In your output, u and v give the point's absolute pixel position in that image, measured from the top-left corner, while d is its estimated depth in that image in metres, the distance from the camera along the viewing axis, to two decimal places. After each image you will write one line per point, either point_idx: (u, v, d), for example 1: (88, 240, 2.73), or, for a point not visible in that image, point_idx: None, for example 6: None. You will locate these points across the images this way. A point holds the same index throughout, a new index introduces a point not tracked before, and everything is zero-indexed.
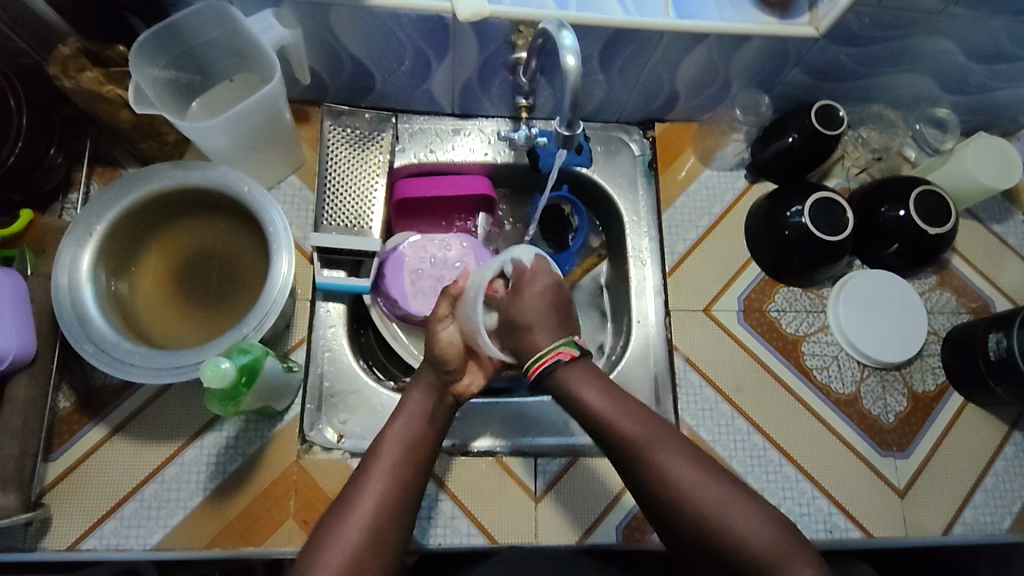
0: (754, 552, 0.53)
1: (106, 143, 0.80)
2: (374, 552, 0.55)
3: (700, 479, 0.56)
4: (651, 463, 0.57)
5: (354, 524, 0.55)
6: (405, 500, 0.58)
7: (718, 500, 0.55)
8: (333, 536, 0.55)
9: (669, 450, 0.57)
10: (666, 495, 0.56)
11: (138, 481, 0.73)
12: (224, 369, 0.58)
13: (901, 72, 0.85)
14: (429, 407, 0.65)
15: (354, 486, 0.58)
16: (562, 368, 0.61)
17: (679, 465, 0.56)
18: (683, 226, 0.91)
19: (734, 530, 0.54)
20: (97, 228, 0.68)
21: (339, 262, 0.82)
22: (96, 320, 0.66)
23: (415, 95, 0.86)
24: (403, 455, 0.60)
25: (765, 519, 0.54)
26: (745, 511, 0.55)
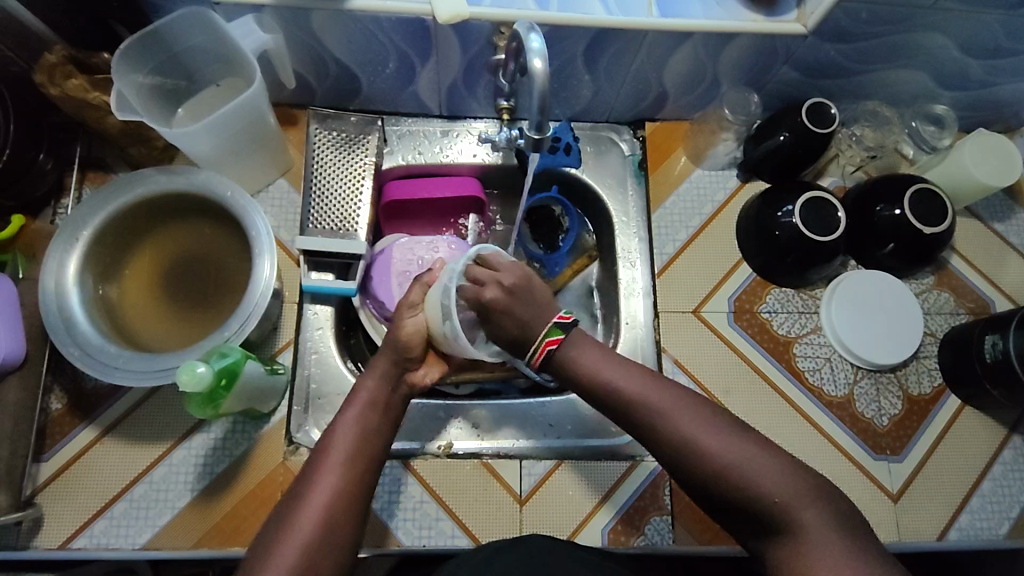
0: (777, 500, 0.55)
1: (97, 148, 0.81)
2: (322, 555, 0.55)
3: (718, 437, 0.58)
4: (671, 428, 0.59)
5: (303, 529, 0.55)
6: (350, 499, 0.57)
7: (739, 456, 0.57)
8: (287, 536, 0.54)
9: (670, 408, 0.60)
10: (688, 457, 0.58)
11: (127, 482, 0.74)
12: (200, 374, 0.58)
13: (896, 68, 0.83)
14: (378, 398, 0.64)
15: (302, 487, 0.57)
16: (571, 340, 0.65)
17: (695, 425, 0.58)
18: (673, 226, 0.90)
19: (756, 483, 0.56)
20: (84, 233, 0.69)
21: (327, 265, 0.83)
22: (82, 324, 0.67)
23: (402, 97, 0.86)
24: (351, 452, 0.59)
25: (783, 471, 0.56)
26: (754, 451, 0.57)
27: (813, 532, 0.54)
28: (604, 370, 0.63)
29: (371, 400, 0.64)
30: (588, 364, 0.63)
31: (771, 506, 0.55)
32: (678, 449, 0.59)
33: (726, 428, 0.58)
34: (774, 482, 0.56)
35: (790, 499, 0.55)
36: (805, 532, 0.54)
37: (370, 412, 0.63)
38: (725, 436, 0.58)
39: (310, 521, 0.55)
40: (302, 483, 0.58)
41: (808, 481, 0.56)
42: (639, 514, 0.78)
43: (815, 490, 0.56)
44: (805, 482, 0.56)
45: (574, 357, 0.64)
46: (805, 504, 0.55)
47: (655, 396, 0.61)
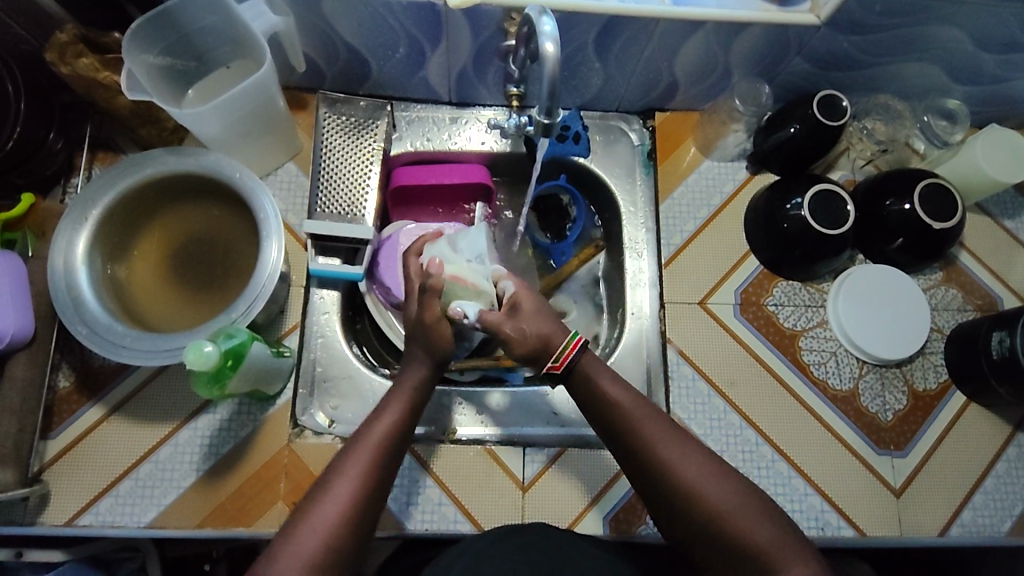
0: (770, 559, 0.54)
1: (107, 128, 0.81)
2: (344, 541, 0.55)
3: (718, 486, 0.57)
4: (668, 467, 0.58)
5: (328, 515, 0.54)
6: (376, 491, 0.58)
7: (739, 509, 0.56)
8: (310, 522, 0.54)
9: (677, 448, 0.59)
10: (682, 500, 0.57)
11: (133, 461, 0.74)
12: (208, 353, 0.58)
13: (909, 61, 0.82)
14: (412, 402, 0.64)
15: (329, 478, 0.57)
16: (589, 363, 0.66)
17: (695, 470, 0.58)
18: (680, 217, 0.89)
19: (752, 538, 0.55)
20: (93, 212, 0.69)
21: (334, 250, 0.83)
22: (89, 303, 0.67)
23: (411, 82, 0.86)
24: (383, 447, 0.60)
25: (780, 529, 0.55)
26: (755, 508, 0.56)
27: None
28: (616, 397, 0.63)
29: (405, 400, 0.64)
30: (602, 389, 0.64)
31: (763, 565, 0.54)
32: (675, 490, 0.58)
33: (728, 478, 0.58)
34: (771, 539, 0.55)
35: (783, 559, 0.54)
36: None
37: (405, 413, 0.63)
38: (725, 485, 0.57)
39: (337, 507, 0.55)
40: (329, 473, 0.58)
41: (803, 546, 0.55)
42: (642, 504, 0.78)
43: (809, 555, 0.55)
44: (802, 547, 0.55)
45: (597, 379, 0.64)
46: (798, 563, 0.54)
47: (658, 436, 0.60)
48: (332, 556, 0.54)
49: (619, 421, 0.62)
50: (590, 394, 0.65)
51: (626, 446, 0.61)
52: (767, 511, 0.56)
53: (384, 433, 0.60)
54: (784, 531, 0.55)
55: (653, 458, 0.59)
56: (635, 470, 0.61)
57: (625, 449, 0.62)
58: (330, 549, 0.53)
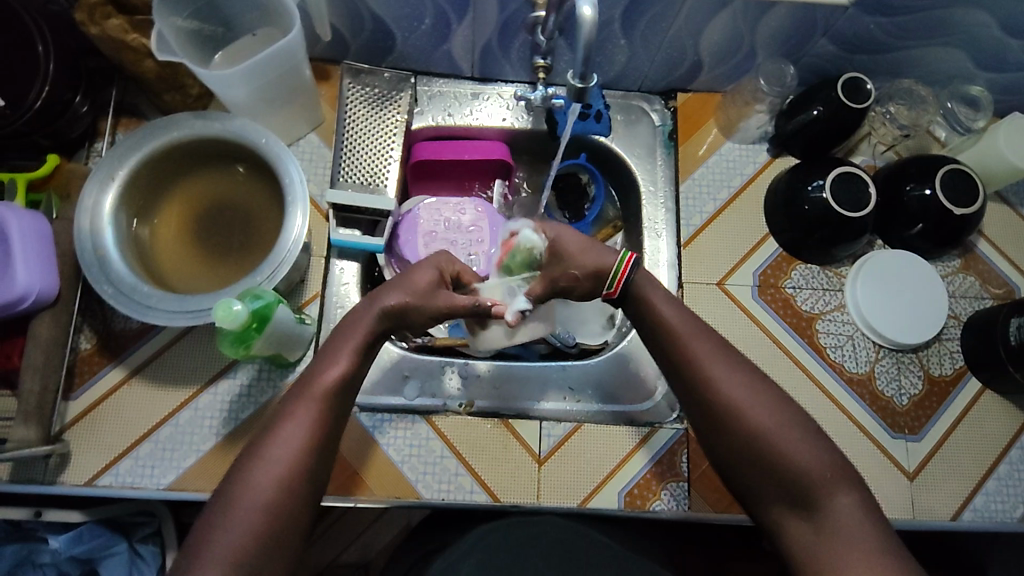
0: (812, 480, 0.57)
1: (132, 94, 0.82)
2: (291, 497, 0.54)
3: (767, 408, 0.59)
4: (720, 390, 0.60)
5: (269, 475, 0.53)
6: (320, 446, 0.56)
7: (785, 434, 0.58)
8: (257, 479, 0.53)
9: (727, 370, 0.61)
10: (730, 419, 0.60)
11: (153, 424, 0.75)
12: (236, 311, 0.60)
13: (934, 45, 0.82)
14: (363, 348, 0.62)
15: (268, 437, 0.55)
16: (642, 284, 0.66)
17: (744, 392, 0.60)
18: (700, 198, 0.90)
19: (793, 459, 0.57)
20: (120, 173, 0.70)
21: (354, 221, 0.84)
22: (115, 263, 0.67)
23: (434, 56, 0.86)
24: (326, 400, 0.58)
25: (822, 452, 0.58)
26: (802, 435, 0.59)
27: (839, 517, 0.56)
28: (669, 318, 0.63)
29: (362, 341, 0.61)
30: (657, 311, 0.64)
31: (803, 484, 0.57)
32: (722, 409, 0.60)
33: (776, 401, 0.60)
34: (812, 461, 0.58)
35: (823, 481, 0.57)
36: (830, 514, 0.56)
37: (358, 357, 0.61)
38: (773, 408, 0.59)
39: (279, 466, 0.54)
40: (271, 427, 0.56)
41: (846, 473, 0.58)
42: (656, 481, 0.78)
43: (850, 484, 0.57)
44: (844, 475, 0.58)
45: (649, 298, 0.65)
46: (836, 486, 0.57)
47: (711, 359, 0.61)
48: (280, 513, 0.53)
49: (673, 343, 0.63)
50: (642, 313, 0.65)
51: (677, 366, 0.63)
52: (811, 438, 0.59)
53: (326, 384, 0.58)
54: (829, 458, 0.58)
55: (705, 379, 0.61)
56: (681, 386, 0.63)
57: (675, 369, 0.63)
58: (278, 507, 0.53)
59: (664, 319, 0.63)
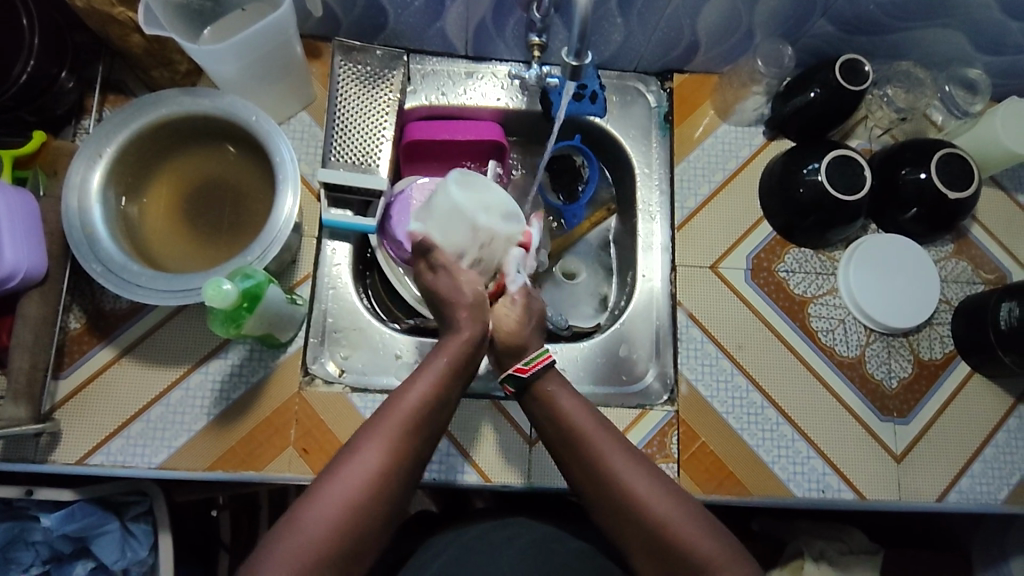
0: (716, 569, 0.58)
1: (119, 70, 0.80)
2: (360, 521, 0.55)
3: (674, 506, 0.60)
4: (616, 478, 0.61)
5: (343, 497, 0.55)
6: (402, 467, 0.58)
7: (693, 526, 0.59)
8: (328, 500, 0.55)
9: (627, 466, 0.61)
10: (626, 514, 0.60)
11: (144, 404, 0.75)
12: (226, 291, 0.60)
13: (933, 27, 0.81)
14: (449, 368, 0.64)
15: (349, 457, 0.57)
16: (550, 379, 0.67)
17: (648, 487, 0.60)
18: (695, 180, 0.89)
19: (697, 550, 0.58)
20: (108, 150, 0.69)
21: (347, 202, 0.82)
22: (104, 242, 0.67)
23: (428, 34, 0.85)
24: (408, 425, 0.59)
25: (726, 546, 0.59)
26: (706, 526, 0.60)
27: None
28: (567, 411, 0.65)
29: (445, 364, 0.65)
30: (561, 404, 0.65)
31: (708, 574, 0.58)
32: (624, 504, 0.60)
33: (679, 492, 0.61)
34: (715, 551, 0.58)
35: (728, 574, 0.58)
36: None
37: (438, 383, 0.63)
38: (677, 501, 0.60)
39: (357, 487, 0.56)
40: (340, 455, 0.58)
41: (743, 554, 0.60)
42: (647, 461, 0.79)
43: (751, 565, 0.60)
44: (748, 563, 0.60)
45: (551, 391, 0.66)
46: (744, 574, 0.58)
47: (608, 448, 0.62)
48: (351, 535, 0.55)
49: (574, 435, 0.63)
50: (542, 408, 0.66)
51: (580, 462, 0.63)
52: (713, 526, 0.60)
53: (407, 412, 0.60)
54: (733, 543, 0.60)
55: (598, 469, 0.61)
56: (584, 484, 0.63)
57: (572, 460, 0.64)
58: (348, 527, 0.55)
59: (560, 409, 0.65)
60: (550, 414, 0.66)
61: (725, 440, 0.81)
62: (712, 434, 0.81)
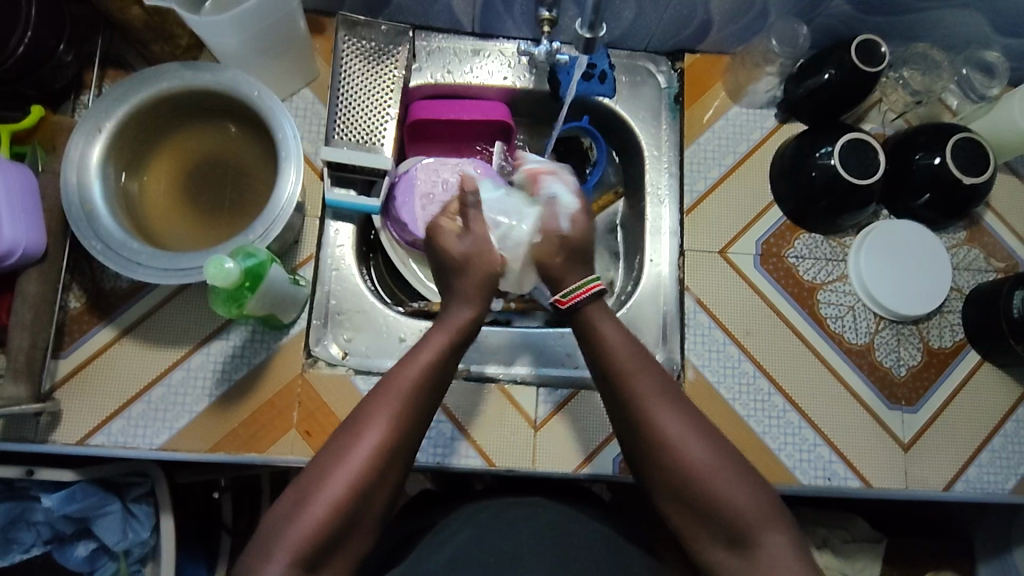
0: (744, 515, 0.56)
1: (118, 44, 0.79)
2: (360, 503, 0.54)
3: (703, 443, 0.58)
4: (647, 408, 0.59)
5: (346, 473, 0.54)
6: (400, 450, 0.56)
7: (719, 465, 0.57)
8: (329, 482, 0.54)
9: (659, 397, 0.60)
10: (664, 457, 0.58)
11: (145, 384, 0.74)
12: (228, 270, 0.59)
13: (952, 7, 0.79)
14: (454, 341, 0.62)
15: (349, 436, 0.55)
16: (593, 310, 0.65)
17: (677, 419, 0.59)
18: (706, 163, 0.87)
19: (731, 499, 0.56)
20: (107, 125, 0.67)
21: (350, 181, 0.81)
22: (102, 218, 0.65)
23: (434, 9, 0.83)
24: (408, 402, 0.57)
25: (753, 492, 0.57)
26: (733, 466, 0.58)
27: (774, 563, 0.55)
28: (607, 340, 0.63)
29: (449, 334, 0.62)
30: (603, 336, 0.63)
31: (741, 525, 0.56)
32: (654, 435, 0.58)
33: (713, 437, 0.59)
34: (741, 495, 0.57)
35: (761, 526, 0.56)
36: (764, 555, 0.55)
37: (442, 357, 0.60)
38: (710, 446, 0.58)
39: (355, 470, 0.54)
40: (345, 432, 0.56)
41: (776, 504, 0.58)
42: None
43: (782, 520, 0.57)
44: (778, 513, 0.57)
45: (589, 318, 0.64)
46: (771, 526, 0.56)
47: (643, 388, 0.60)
48: (349, 516, 0.54)
49: (610, 363, 0.62)
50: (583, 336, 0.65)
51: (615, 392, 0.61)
52: (742, 469, 0.58)
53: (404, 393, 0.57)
54: (763, 489, 0.58)
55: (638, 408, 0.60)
56: (618, 414, 0.62)
57: (612, 398, 0.62)
58: (347, 510, 0.54)
59: (601, 337, 0.63)
60: (588, 339, 0.64)
61: (732, 427, 0.80)
62: (718, 421, 0.81)
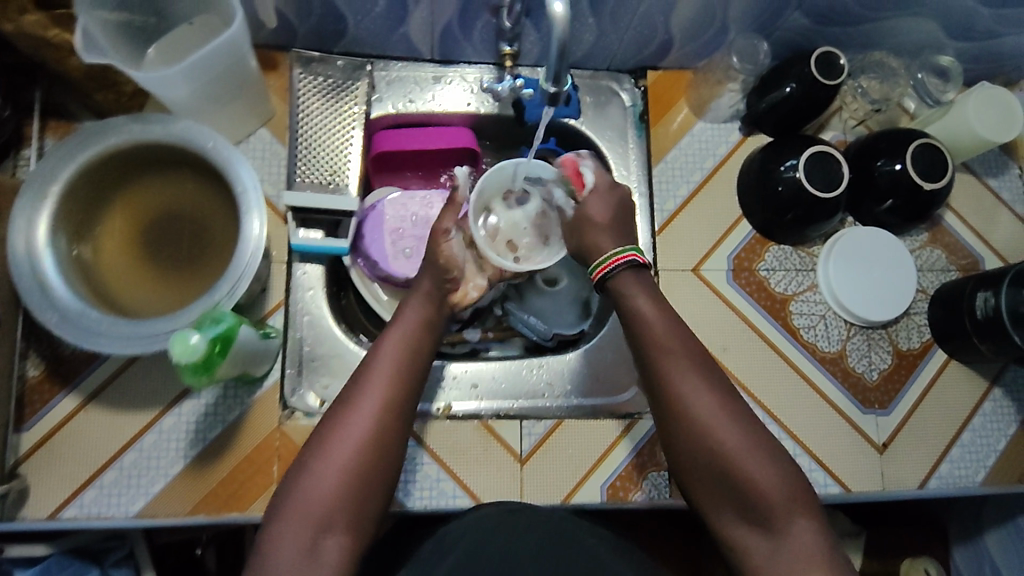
0: (770, 500, 0.58)
1: (58, 94, 0.74)
2: (367, 467, 0.58)
3: (733, 429, 0.60)
4: (684, 398, 0.62)
5: (349, 438, 0.59)
6: (398, 414, 0.61)
7: (746, 451, 0.60)
8: (336, 440, 0.59)
9: (693, 383, 0.62)
10: (696, 444, 0.61)
11: (116, 450, 0.71)
12: (193, 345, 0.57)
13: (907, 16, 0.80)
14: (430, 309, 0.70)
15: (349, 401, 0.61)
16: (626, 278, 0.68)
17: (711, 406, 0.61)
18: (673, 182, 0.88)
19: (749, 476, 0.59)
20: (52, 189, 0.64)
21: (315, 222, 0.78)
22: (56, 288, 0.62)
23: (391, 40, 0.81)
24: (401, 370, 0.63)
25: (777, 470, 0.59)
26: (764, 451, 0.60)
27: (796, 551, 0.57)
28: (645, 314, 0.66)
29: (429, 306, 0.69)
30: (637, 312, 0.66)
31: (763, 508, 0.58)
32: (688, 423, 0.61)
33: (736, 419, 0.61)
34: (763, 478, 0.59)
35: (783, 510, 0.58)
36: (788, 533, 0.58)
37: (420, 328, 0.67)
38: (741, 429, 0.61)
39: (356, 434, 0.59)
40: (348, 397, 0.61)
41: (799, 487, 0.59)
42: (638, 471, 0.78)
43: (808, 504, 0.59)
44: (802, 498, 0.59)
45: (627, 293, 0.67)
46: (794, 511, 0.58)
47: (675, 363, 0.63)
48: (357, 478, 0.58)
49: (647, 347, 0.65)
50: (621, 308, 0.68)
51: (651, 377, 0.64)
52: (773, 455, 0.60)
53: (396, 366, 0.63)
54: (788, 473, 0.59)
55: (670, 385, 0.63)
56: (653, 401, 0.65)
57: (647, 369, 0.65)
58: (356, 465, 0.58)
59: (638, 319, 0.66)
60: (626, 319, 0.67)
61: None
62: None
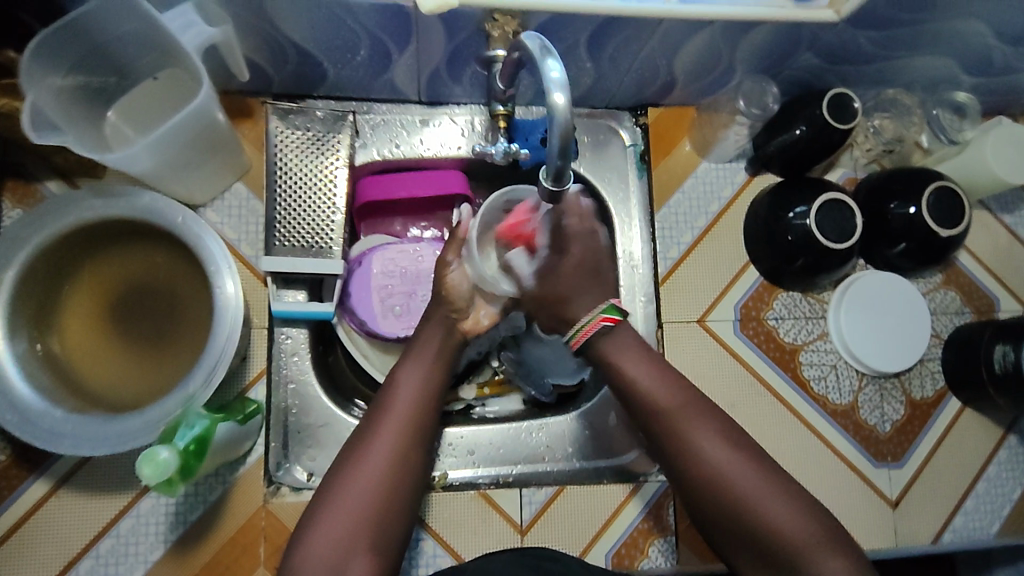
0: (796, 543, 0.55)
1: (14, 154, 0.69)
2: (371, 523, 0.56)
3: (749, 473, 0.58)
4: (693, 445, 0.59)
5: (353, 493, 0.57)
6: (403, 467, 0.59)
7: (765, 495, 0.56)
8: (338, 496, 0.57)
9: (702, 429, 0.59)
10: (712, 492, 0.58)
11: (91, 537, 0.67)
12: (164, 460, 0.52)
13: (923, 54, 0.76)
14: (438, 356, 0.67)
15: (351, 457, 0.59)
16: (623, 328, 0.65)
17: (724, 451, 0.58)
18: (677, 227, 0.83)
19: (771, 519, 0.56)
20: (8, 274, 0.59)
21: (297, 282, 0.74)
22: (16, 385, 0.58)
23: (375, 85, 0.75)
24: (404, 420, 0.61)
25: (799, 511, 0.56)
26: (784, 492, 0.57)
27: None
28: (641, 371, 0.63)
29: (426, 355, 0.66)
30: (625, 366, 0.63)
31: (794, 554, 0.55)
32: (700, 473, 0.59)
33: (752, 462, 0.58)
34: (785, 521, 0.55)
35: (818, 553, 0.55)
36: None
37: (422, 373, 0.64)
38: (756, 470, 0.58)
39: (358, 488, 0.57)
40: (351, 453, 0.59)
41: (829, 530, 0.55)
42: (643, 538, 0.75)
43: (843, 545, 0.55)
44: (834, 540, 0.55)
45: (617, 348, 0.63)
46: (826, 554, 0.54)
47: (682, 409, 0.61)
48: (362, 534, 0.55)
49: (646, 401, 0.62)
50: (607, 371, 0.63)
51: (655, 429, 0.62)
52: (794, 496, 0.57)
53: (398, 418, 0.61)
54: (812, 514, 0.56)
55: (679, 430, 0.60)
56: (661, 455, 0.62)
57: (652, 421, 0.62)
58: (356, 520, 0.55)
59: (635, 372, 0.62)
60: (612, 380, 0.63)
61: None
62: None
